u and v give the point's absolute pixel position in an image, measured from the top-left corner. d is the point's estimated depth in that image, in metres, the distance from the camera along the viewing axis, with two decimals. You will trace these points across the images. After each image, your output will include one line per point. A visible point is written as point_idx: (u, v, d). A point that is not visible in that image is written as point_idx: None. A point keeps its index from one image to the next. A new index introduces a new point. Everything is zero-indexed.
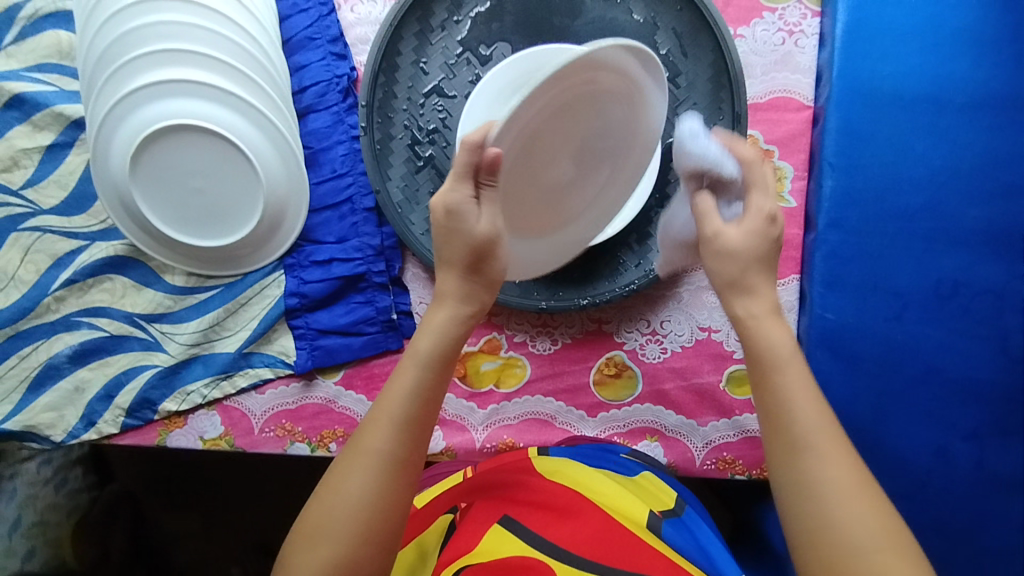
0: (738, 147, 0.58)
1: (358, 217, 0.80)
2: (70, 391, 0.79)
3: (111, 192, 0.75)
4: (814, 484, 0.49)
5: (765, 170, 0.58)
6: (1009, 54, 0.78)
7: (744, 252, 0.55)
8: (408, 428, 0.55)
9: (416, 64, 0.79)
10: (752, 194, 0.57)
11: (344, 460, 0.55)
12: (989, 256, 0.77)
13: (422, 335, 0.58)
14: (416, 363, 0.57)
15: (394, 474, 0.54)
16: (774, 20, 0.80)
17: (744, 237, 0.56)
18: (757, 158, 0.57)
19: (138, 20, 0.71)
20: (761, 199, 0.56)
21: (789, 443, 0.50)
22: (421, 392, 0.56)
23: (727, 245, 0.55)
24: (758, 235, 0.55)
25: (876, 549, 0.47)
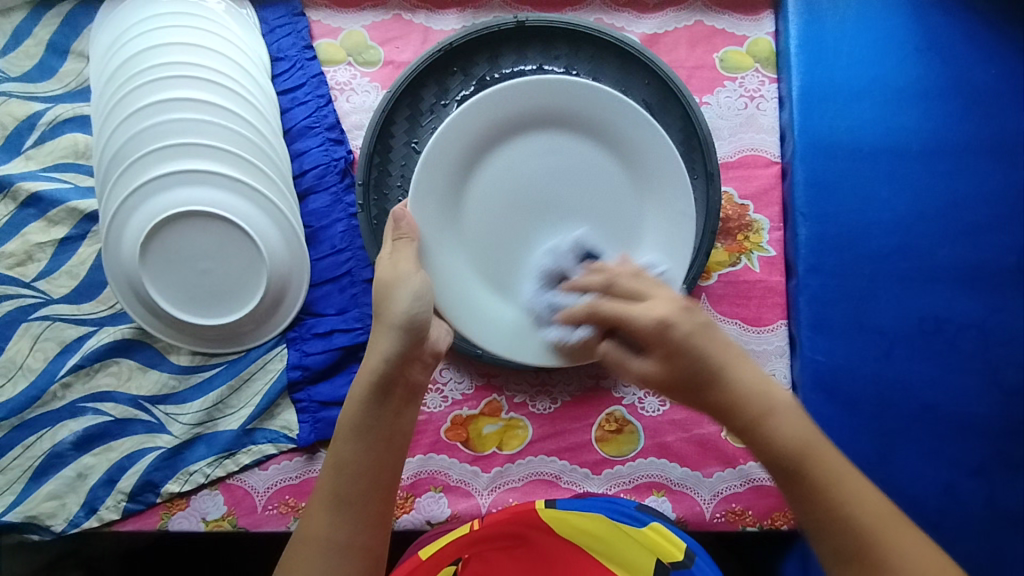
0: (618, 274, 0.62)
1: (357, 288, 0.83)
2: (72, 478, 0.79)
3: (121, 278, 0.79)
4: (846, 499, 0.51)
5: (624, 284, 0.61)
6: (953, 105, 0.84)
7: (683, 375, 0.54)
8: (345, 508, 0.55)
9: (409, 144, 0.84)
10: (637, 325, 0.56)
11: (291, 555, 0.55)
12: (965, 291, 0.81)
13: (348, 406, 0.58)
14: (344, 437, 0.57)
15: (343, 559, 0.54)
16: (735, 87, 0.87)
17: (690, 340, 0.54)
18: (591, 308, 0.62)
19: (150, 118, 0.78)
20: (651, 307, 0.57)
21: (853, 544, 0.50)
22: (353, 468, 0.56)
23: (657, 384, 0.56)
24: (669, 342, 0.54)
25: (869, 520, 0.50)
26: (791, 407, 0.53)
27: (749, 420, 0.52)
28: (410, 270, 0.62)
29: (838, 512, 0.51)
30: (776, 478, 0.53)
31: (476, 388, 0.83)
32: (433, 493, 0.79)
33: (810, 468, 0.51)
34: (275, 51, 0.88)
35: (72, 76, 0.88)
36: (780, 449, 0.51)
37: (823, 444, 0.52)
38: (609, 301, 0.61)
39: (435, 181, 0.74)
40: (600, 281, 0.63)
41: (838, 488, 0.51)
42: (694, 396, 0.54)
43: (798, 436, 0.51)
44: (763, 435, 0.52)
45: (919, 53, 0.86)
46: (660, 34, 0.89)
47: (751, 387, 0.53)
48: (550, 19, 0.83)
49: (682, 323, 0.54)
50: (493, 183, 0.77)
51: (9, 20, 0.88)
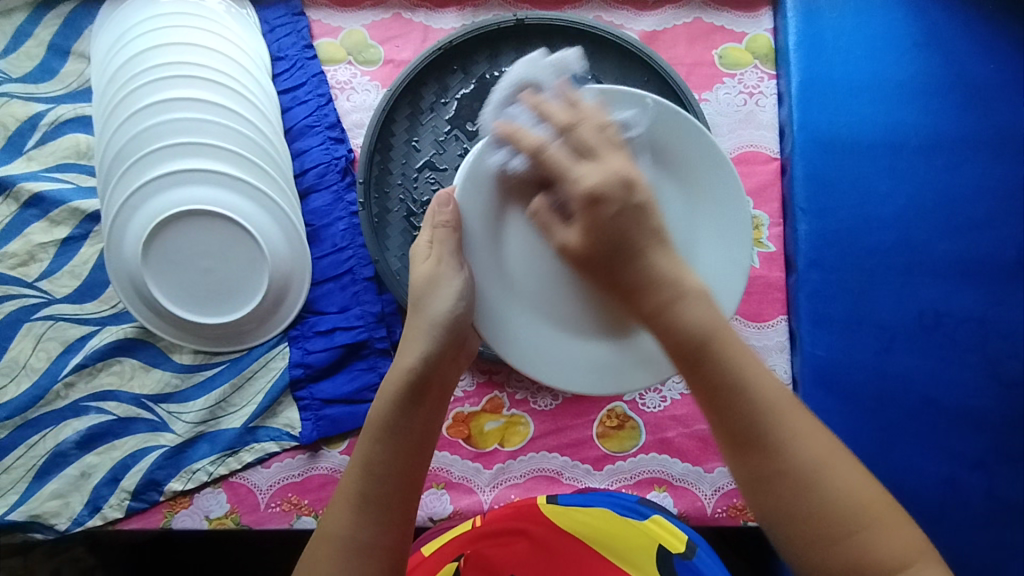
0: (582, 119, 0.55)
1: (359, 286, 0.84)
2: (76, 477, 0.79)
3: (123, 278, 0.79)
4: (781, 425, 0.46)
5: (587, 128, 0.54)
6: (952, 99, 0.85)
7: (604, 243, 0.51)
8: (369, 508, 0.53)
9: (409, 143, 0.84)
10: (573, 182, 0.53)
11: (312, 552, 0.54)
12: (965, 285, 0.81)
13: (377, 405, 0.57)
14: (371, 435, 0.56)
15: (364, 562, 0.52)
16: (735, 84, 0.88)
17: (620, 216, 0.51)
18: (541, 147, 0.55)
19: (151, 118, 0.78)
20: (592, 169, 0.52)
21: (748, 431, 0.47)
22: (377, 467, 0.54)
23: (579, 255, 0.54)
24: (594, 217, 0.51)
25: (793, 429, 0.47)
26: (704, 296, 0.50)
27: (662, 299, 0.49)
28: (451, 268, 0.60)
29: (735, 394, 0.47)
30: (680, 365, 0.49)
31: (478, 385, 0.83)
32: (435, 490, 0.79)
33: (716, 349, 0.48)
34: (276, 50, 0.88)
35: (74, 77, 0.88)
36: (685, 332, 0.48)
37: (734, 339, 0.49)
38: (557, 147, 0.54)
39: (472, 201, 0.61)
40: (543, 133, 0.55)
41: (741, 379, 0.47)
42: (627, 269, 0.51)
43: (706, 321, 0.49)
44: (672, 315, 0.49)
45: (918, 48, 0.86)
46: (659, 31, 0.90)
47: (665, 273, 0.50)
48: (550, 17, 0.84)
49: (613, 194, 0.51)
50: (521, 216, 0.64)
51: (10, 21, 0.88)
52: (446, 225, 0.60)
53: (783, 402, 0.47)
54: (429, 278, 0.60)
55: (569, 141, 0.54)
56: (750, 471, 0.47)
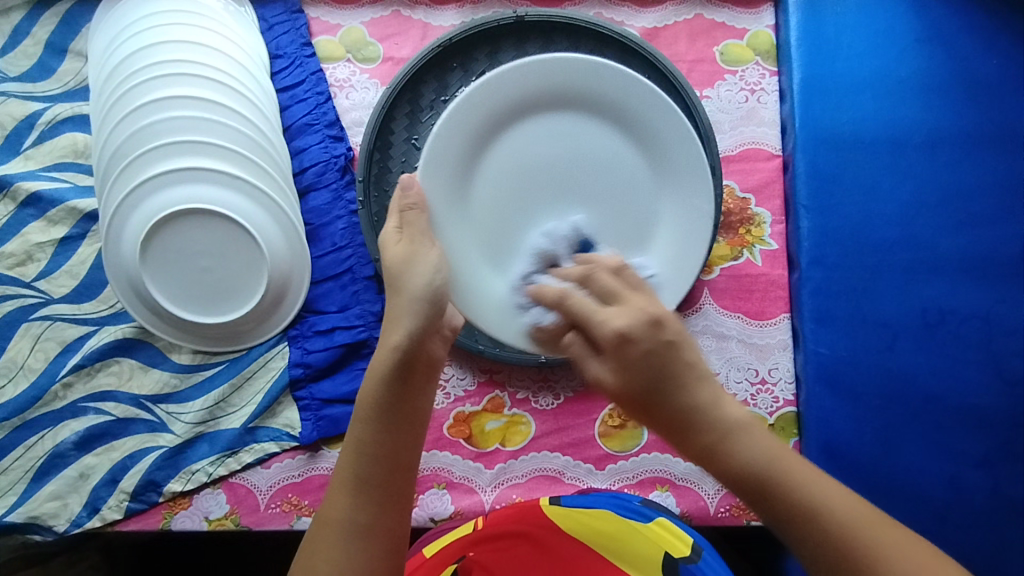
0: (594, 267, 0.53)
1: (359, 285, 0.83)
2: (74, 479, 0.79)
3: (122, 277, 0.79)
4: (777, 470, 0.44)
5: (576, 300, 0.51)
6: (955, 96, 0.84)
7: (637, 387, 0.46)
8: (365, 490, 0.52)
9: (408, 141, 0.84)
10: (597, 331, 0.49)
11: (310, 540, 0.52)
12: (969, 282, 0.80)
13: (366, 384, 0.54)
14: (362, 416, 0.53)
15: (363, 544, 0.51)
16: (736, 81, 0.87)
17: (647, 359, 0.46)
18: (563, 296, 0.53)
19: (149, 117, 0.77)
20: (613, 315, 0.49)
21: (754, 481, 0.44)
22: (369, 448, 0.52)
23: (610, 395, 0.48)
24: (623, 355, 0.47)
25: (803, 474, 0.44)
26: (749, 427, 0.45)
27: (707, 441, 0.45)
28: (424, 244, 0.60)
29: (775, 490, 0.43)
30: (744, 500, 0.45)
31: (479, 384, 0.82)
32: (436, 490, 0.79)
33: (779, 486, 0.43)
34: (274, 48, 0.87)
35: (71, 76, 0.88)
36: (743, 471, 0.44)
37: (796, 467, 0.44)
38: (585, 290, 0.52)
39: (449, 154, 0.72)
40: (563, 284, 0.55)
41: (814, 506, 0.43)
42: (661, 409, 0.46)
43: (760, 451, 0.44)
44: (721, 457, 0.45)
45: (920, 44, 0.85)
46: (660, 28, 0.89)
47: (699, 411, 0.45)
48: (550, 14, 0.83)
49: (644, 333, 0.47)
50: (503, 159, 0.75)
51: (7, 20, 0.88)
52: (414, 208, 0.62)
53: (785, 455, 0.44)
54: (405, 257, 0.59)
55: (592, 290, 0.52)
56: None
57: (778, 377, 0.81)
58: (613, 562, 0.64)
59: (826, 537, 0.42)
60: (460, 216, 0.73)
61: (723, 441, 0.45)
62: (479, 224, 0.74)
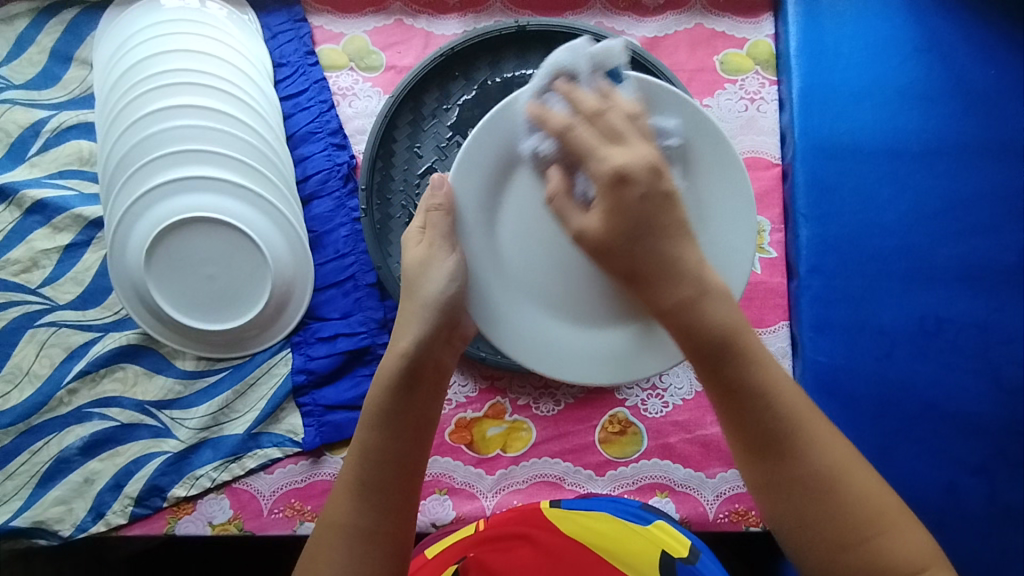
0: (611, 106, 0.52)
1: (361, 292, 0.84)
2: (79, 483, 0.79)
3: (127, 284, 0.79)
4: (721, 331, 0.48)
5: (581, 134, 0.51)
6: (953, 105, 0.85)
7: (625, 228, 0.49)
8: (369, 494, 0.53)
9: (411, 149, 0.85)
10: (597, 163, 0.50)
11: (314, 543, 0.53)
12: (967, 291, 0.81)
13: (372, 391, 0.55)
14: (368, 423, 0.55)
15: (366, 548, 0.52)
16: (735, 90, 0.88)
17: (643, 201, 0.49)
18: (566, 128, 0.52)
19: (153, 126, 0.78)
20: (619, 152, 0.50)
21: (717, 354, 0.48)
22: (374, 453, 0.53)
23: (597, 245, 0.51)
24: (619, 193, 0.49)
25: (732, 334, 0.48)
26: (725, 296, 0.50)
27: (685, 296, 0.49)
28: (443, 250, 0.59)
29: (725, 355, 0.48)
30: (695, 362, 0.50)
31: (480, 391, 0.83)
32: (438, 496, 0.80)
33: (738, 347, 0.48)
34: (277, 57, 0.88)
35: (76, 84, 0.88)
36: (660, 259, 0.50)
37: (752, 336, 0.50)
38: (583, 128, 0.52)
39: (483, 162, 0.60)
40: (566, 113, 0.53)
41: (765, 383, 0.48)
42: (638, 250, 0.50)
43: (711, 287, 0.50)
44: (693, 314, 0.49)
45: (918, 54, 0.86)
46: (660, 37, 0.90)
47: (689, 266, 0.50)
48: (550, 23, 0.84)
49: (639, 175, 0.49)
50: (532, 179, 0.61)
51: (12, 28, 0.88)
52: (438, 209, 0.60)
53: (739, 325, 0.49)
54: (421, 262, 0.59)
55: (593, 128, 0.51)
56: (719, 385, 0.49)
57: None
58: (598, 552, 0.67)
59: (756, 408, 0.48)
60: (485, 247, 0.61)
61: (694, 299, 0.49)
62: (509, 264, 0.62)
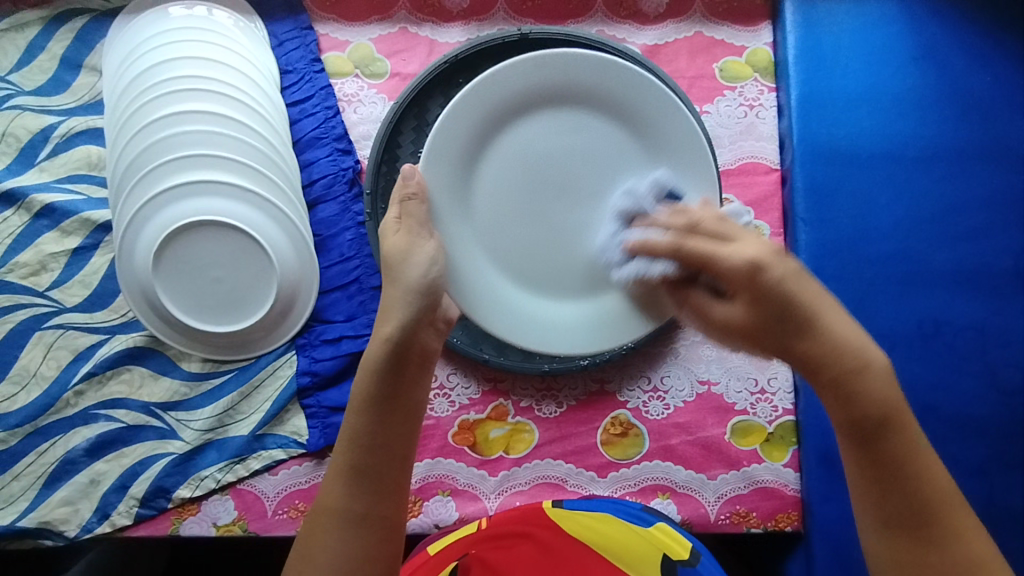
0: (694, 218, 0.61)
1: (366, 295, 0.85)
2: (85, 484, 0.80)
3: (134, 287, 0.80)
4: (867, 401, 0.51)
5: (699, 242, 0.59)
6: (948, 113, 0.86)
7: (769, 320, 0.54)
8: (360, 479, 0.55)
9: (415, 154, 0.86)
10: (726, 270, 0.55)
11: (310, 529, 0.55)
12: (965, 294, 0.82)
13: (359, 378, 0.57)
14: (356, 410, 0.57)
15: (358, 530, 0.54)
16: (735, 96, 0.89)
17: (783, 284, 0.53)
18: (678, 245, 0.60)
19: (162, 131, 0.80)
20: (738, 249, 0.56)
21: (879, 419, 0.51)
22: (362, 438, 0.55)
23: (741, 331, 0.56)
24: (758, 286, 0.53)
25: (894, 411, 0.51)
26: (884, 371, 0.52)
27: (843, 369, 0.52)
28: (421, 237, 0.65)
29: (876, 426, 0.51)
30: (843, 422, 0.53)
31: (483, 393, 0.84)
32: (441, 497, 0.80)
33: (897, 424, 0.51)
34: (284, 63, 0.89)
35: (85, 90, 0.90)
36: (811, 345, 0.53)
37: (908, 417, 0.52)
38: (693, 239, 0.59)
39: (448, 151, 0.71)
40: (662, 235, 0.62)
41: (914, 461, 0.51)
42: (786, 341, 0.54)
43: (850, 345, 0.52)
44: (853, 391, 0.52)
45: (915, 62, 0.88)
46: (660, 45, 0.91)
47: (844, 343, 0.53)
48: (552, 31, 0.85)
49: (775, 265, 0.54)
50: (507, 155, 0.75)
51: (23, 34, 0.90)
52: (412, 198, 0.66)
53: (891, 397, 0.51)
54: (402, 249, 0.63)
55: (694, 231, 0.60)
56: (860, 454, 0.52)
57: (777, 387, 0.83)
58: (598, 552, 0.70)
59: (910, 490, 0.51)
60: (464, 220, 0.74)
61: (870, 367, 0.52)
62: (483, 225, 0.75)
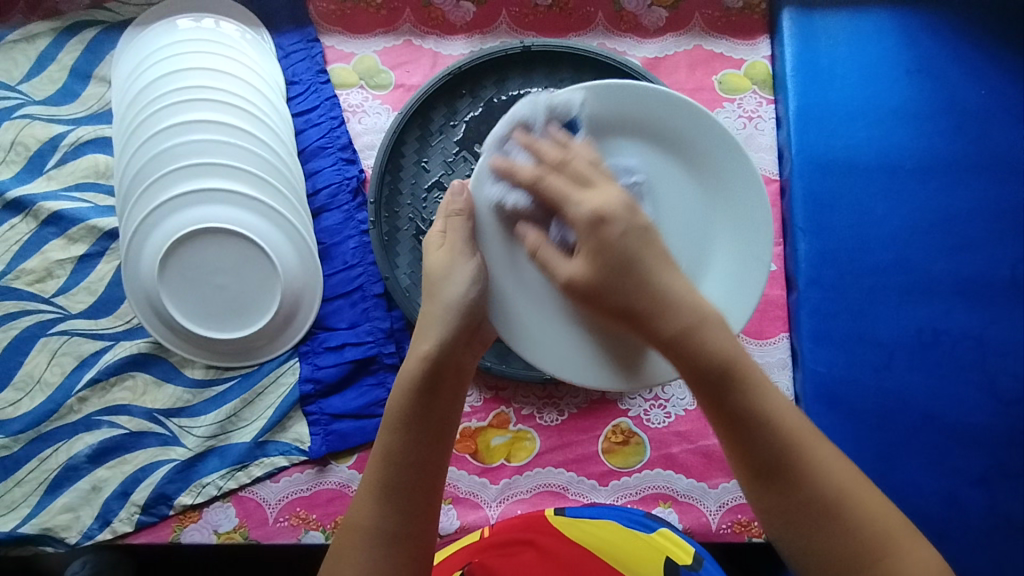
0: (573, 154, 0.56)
1: (368, 303, 0.85)
2: (87, 491, 0.80)
3: (139, 294, 0.81)
4: (724, 364, 0.48)
5: (552, 181, 0.55)
6: (945, 124, 0.87)
7: (608, 270, 0.51)
8: (393, 499, 0.54)
9: (418, 164, 0.87)
10: (572, 211, 0.53)
11: (338, 547, 0.55)
12: (964, 304, 0.83)
13: (394, 395, 0.57)
14: (390, 428, 0.56)
15: (391, 551, 0.53)
16: (734, 108, 0.91)
17: (623, 239, 0.51)
18: (537, 179, 0.55)
19: (169, 141, 0.81)
20: (590, 196, 0.53)
21: (727, 379, 0.48)
22: (395, 457, 0.55)
23: (583, 290, 0.53)
24: (602, 238, 0.51)
25: (735, 365, 0.49)
26: (721, 324, 0.50)
27: (683, 325, 0.49)
28: (464, 254, 0.60)
29: (741, 389, 0.48)
30: (696, 390, 0.50)
31: (485, 400, 0.84)
32: (442, 505, 0.80)
33: (741, 374, 0.49)
34: (290, 75, 0.91)
35: (94, 100, 0.91)
36: (666, 298, 0.50)
37: (751, 363, 0.50)
38: (553, 176, 0.55)
39: (504, 167, 0.61)
40: (531, 164, 0.56)
41: (767, 411, 0.48)
42: (621, 293, 0.51)
43: (695, 308, 0.50)
44: (694, 347, 0.49)
45: (911, 75, 0.89)
46: (660, 58, 0.93)
47: (672, 292, 0.50)
48: (554, 44, 0.87)
49: (616, 215, 0.52)
50: None
51: (34, 45, 0.91)
52: (459, 214, 0.60)
53: (738, 350, 0.49)
54: (445, 265, 0.59)
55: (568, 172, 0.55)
56: (730, 426, 0.49)
57: None
58: (604, 561, 0.69)
59: (777, 451, 0.48)
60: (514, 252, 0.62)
61: (699, 332, 0.49)
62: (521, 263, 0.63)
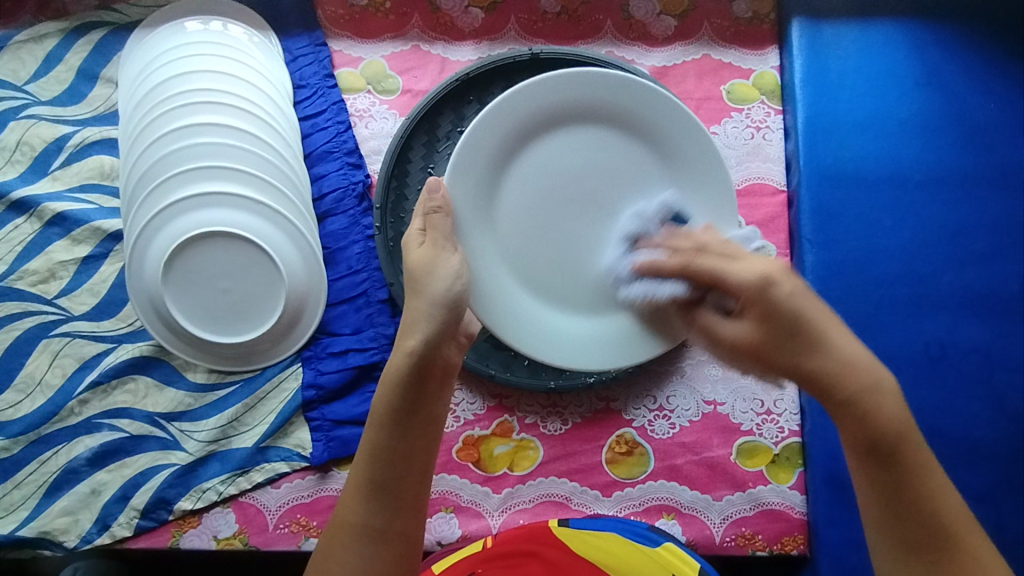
0: (688, 248, 0.62)
1: (373, 308, 0.85)
2: (86, 495, 0.79)
3: (143, 296, 0.81)
4: (887, 426, 0.50)
5: (706, 262, 0.60)
6: (953, 137, 0.87)
7: (773, 338, 0.53)
8: (381, 496, 0.56)
9: (425, 169, 0.87)
10: (738, 283, 0.56)
11: (328, 542, 0.57)
12: (972, 318, 0.82)
13: (381, 391, 0.58)
14: (377, 424, 0.57)
15: (379, 546, 0.55)
16: (742, 118, 0.90)
17: (791, 300, 0.53)
18: (687, 265, 0.61)
19: (176, 143, 0.81)
20: (747, 265, 0.57)
21: (888, 443, 0.51)
22: (382, 453, 0.56)
23: (745, 349, 0.56)
24: (768, 301, 0.53)
25: (894, 433, 0.50)
26: (893, 391, 0.52)
27: (854, 390, 0.51)
28: (447, 250, 0.65)
29: (898, 455, 0.51)
30: (852, 447, 0.52)
31: (488, 408, 0.83)
32: (444, 514, 0.80)
33: (905, 454, 0.51)
34: (298, 78, 0.91)
35: (100, 101, 0.91)
36: (832, 363, 0.52)
37: (919, 441, 0.51)
38: (701, 259, 0.61)
39: (473, 166, 0.71)
40: (675, 257, 0.63)
41: (922, 484, 0.51)
42: (784, 356, 0.53)
43: (863, 379, 0.51)
44: (869, 411, 0.51)
45: (920, 87, 0.89)
46: (669, 67, 0.93)
47: (841, 361, 0.52)
48: (563, 51, 0.87)
49: (783, 279, 0.54)
50: (525, 174, 0.74)
51: (41, 46, 0.91)
52: (437, 210, 0.67)
53: (903, 417, 0.51)
54: (427, 262, 0.63)
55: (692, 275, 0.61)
56: (880, 483, 0.51)
57: (783, 409, 0.82)
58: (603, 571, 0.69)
59: (930, 515, 0.50)
60: (485, 232, 0.73)
61: (865, 402, 0.51)
62: (507, 237, 0.74)
